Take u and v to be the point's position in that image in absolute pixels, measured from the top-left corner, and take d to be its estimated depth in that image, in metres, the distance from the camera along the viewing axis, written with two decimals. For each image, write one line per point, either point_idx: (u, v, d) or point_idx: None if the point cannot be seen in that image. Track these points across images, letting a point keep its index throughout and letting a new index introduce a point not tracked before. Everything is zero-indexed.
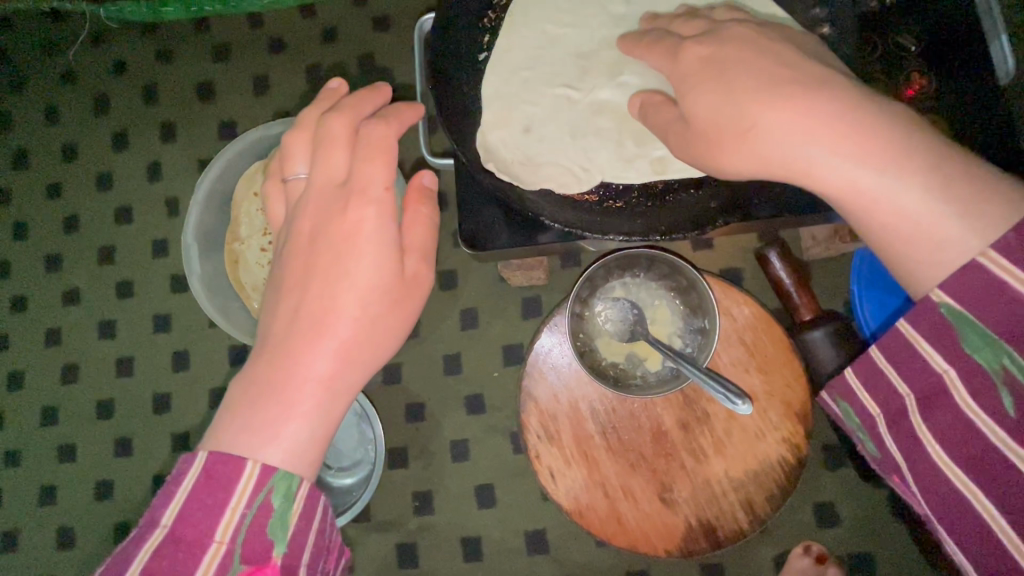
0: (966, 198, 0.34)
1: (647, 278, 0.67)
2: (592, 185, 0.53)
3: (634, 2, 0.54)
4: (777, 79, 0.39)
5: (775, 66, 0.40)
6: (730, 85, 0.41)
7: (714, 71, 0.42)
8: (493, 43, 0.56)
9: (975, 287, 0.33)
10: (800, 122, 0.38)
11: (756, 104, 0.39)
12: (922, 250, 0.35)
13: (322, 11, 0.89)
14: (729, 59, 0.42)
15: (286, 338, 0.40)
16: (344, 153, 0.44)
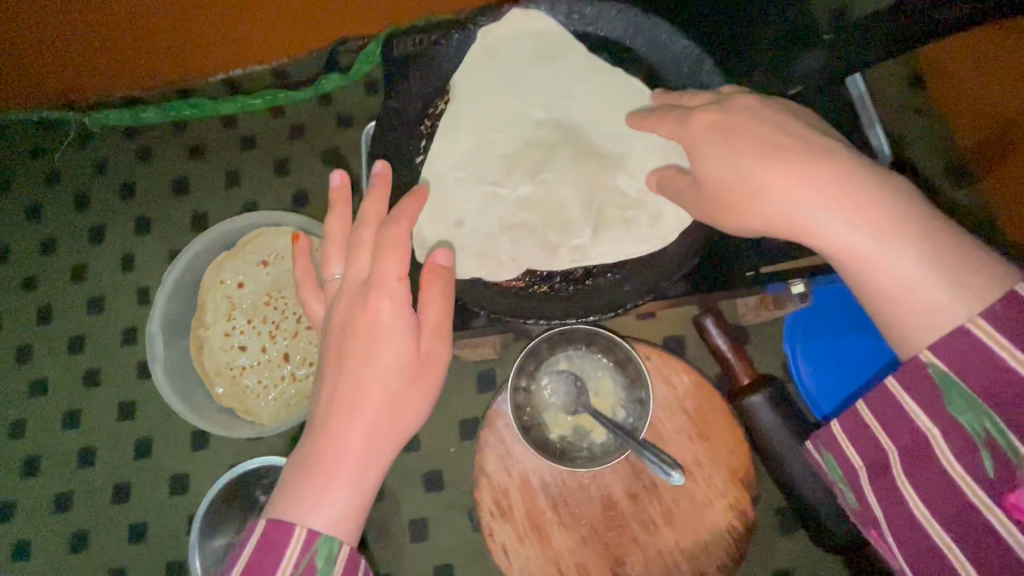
0: (956, 268, 0.35)
1: (589, 351, 0.70)
2: (518, 273, 0.58)
3: (552, 108, 0.61)
4: (778, 143, 0.40)
5: (776, 131, 0.41)
6: (732, 148, 0.41)
7: (721, 134, 0.43)
8: (429, 146, 0.62)
9: (960, 350, 0.34)
10: (800, 184, 0.38)
11: (756, 167, 0.40)
12: (914, 314, 0.36)
13: (290, 111, 0.97)
14: (738, 123, 0.42)
15: (323, 418, 0.41)
16: (368, 255, 0.44)
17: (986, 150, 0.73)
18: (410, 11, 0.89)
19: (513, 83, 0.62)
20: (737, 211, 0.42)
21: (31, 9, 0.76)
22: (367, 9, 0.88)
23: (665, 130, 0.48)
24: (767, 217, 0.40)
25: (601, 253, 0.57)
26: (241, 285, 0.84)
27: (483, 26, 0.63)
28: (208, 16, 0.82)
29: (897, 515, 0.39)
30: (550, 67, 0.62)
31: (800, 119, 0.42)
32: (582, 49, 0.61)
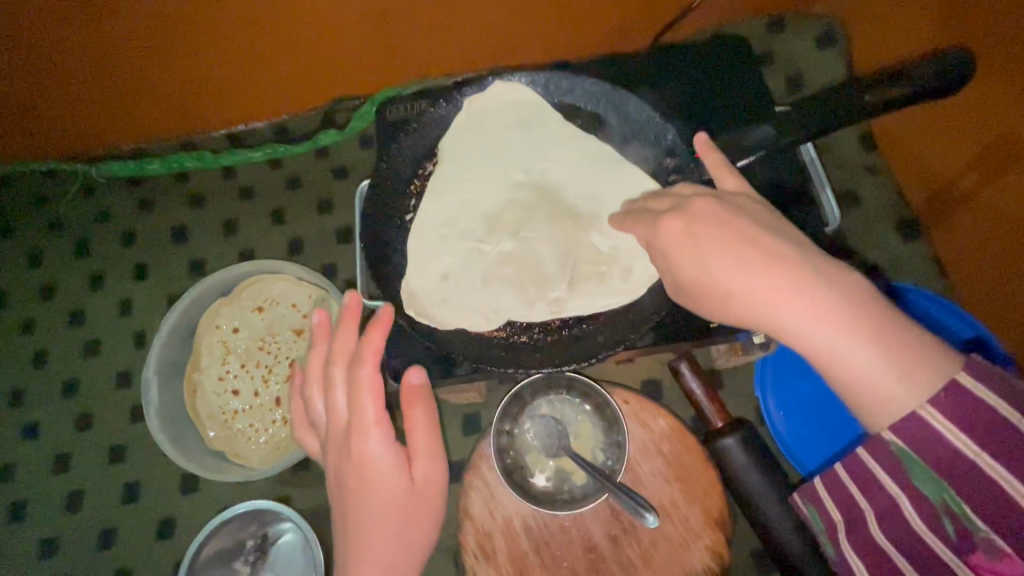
0: (907, 367, 0.41)
1: (570, 396, 0.73)
2: (500, 324, 0.61)
3: (532, 171, 0.67)
4: (748, 255, 0.44)
5: (745, 242, 0.45)
6: (706, 260, 0.45)
7: (695, 245, 0.46)
8: (418, 205, 0.67)
9: (919, 434, 0.41)
10: (770, 296, 0.43)
11: (730, 279, 0.44)
12: (877, 406, 0.42)
13: (287, 164, 1.02)
14: (707, 233, 0.46)
15: (343, 560, 0.50)
16: (343, 397, 0.52)
17: (934, 206, 0.79)
18: (404, 74, 0.96)
19: (496, 146, 0.68)
20: (717, 311, 0.47)
21: (52, 70, 0.83)
22: (363, 72, 0.95)
23: (642, 232, 0.53)
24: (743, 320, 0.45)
25: (577, 306, 0.61)
26: (236, 330, 0.87)
27: (468, 95, 0.69)
28: (224, 73, 0.89)
29: (878, 560, 0.46)
30: (530, 134, 0.68)
31: (765, 224, 0.46)
32: (559, 118, 0.67)
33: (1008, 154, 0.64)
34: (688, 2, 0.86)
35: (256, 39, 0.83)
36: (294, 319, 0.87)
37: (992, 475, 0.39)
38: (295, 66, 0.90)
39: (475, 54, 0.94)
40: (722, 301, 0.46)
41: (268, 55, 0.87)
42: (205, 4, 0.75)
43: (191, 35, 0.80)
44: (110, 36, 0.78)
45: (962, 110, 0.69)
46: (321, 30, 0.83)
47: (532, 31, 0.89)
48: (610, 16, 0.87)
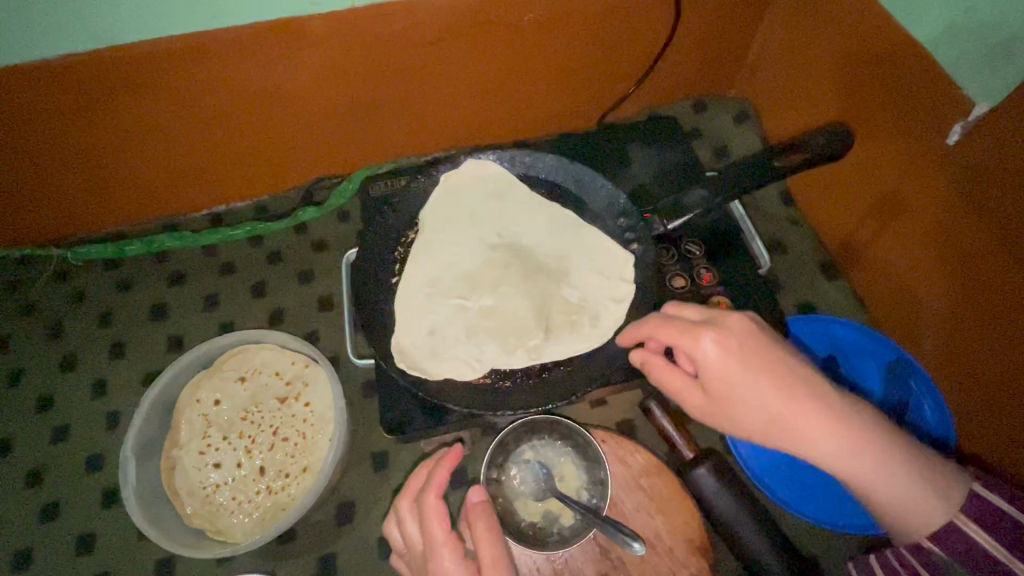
0: (920, 474, 0.53)
1: (551, 440, 0.78)
2: (485, 371, 0.66)
3: (504, 235, 0.75)
4: (788, 384, 0.52)
5: (783, 373, 0.52)
6: (755, 389, 0.52)
7: (741, 367, 0.52)
8: (403, 269, 0.74)
9: (930, 515, 0.53)
10: (816, 422, 0.51)
11: (780, 406, 0.52)
12: (906, 508, 0.53)
13: (268, 240, 1.07)
14: (750, 356, 0.53)
15: None
16: (414, 522, 0.60)
17: (847, 248, 0.92)
18: (381, 154, 1.05)
19: (471, 214, 0.76)
20: (762, 434, 0.53)
21: (53, 167, 0.90)
22: (345, 156, 1.04)
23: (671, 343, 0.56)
24: (792, 441, 0.52)
25: (554, 350, 0.67)
26: (218, 402, 0.88)
27: (444, 171, 0.79)
28: (223, 158, 0.97)
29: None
30: (501, 204, 0.77)
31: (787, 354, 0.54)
32: (526, 188, 0.77)
33: (896, 205, 0.80)
34: (624, 89, 1.02)
35: (257, 133, 0.94)
36: (277, 387, 0.89)
37: (967, 530, 0.52)
38: (291, 152, 1.00)
39: (444, 137, 1.04)
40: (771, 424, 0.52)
41: (268, 142, 0.96)
42: (232, 97, 0.86)
43: (211, 124, 0.90)
44: (118, 134, 0.87)
45: (859, 168, 0.85)
46: (320, 121, 0.94)
47: (494, 115, 1.02)
48: (562, 97, 1.01)
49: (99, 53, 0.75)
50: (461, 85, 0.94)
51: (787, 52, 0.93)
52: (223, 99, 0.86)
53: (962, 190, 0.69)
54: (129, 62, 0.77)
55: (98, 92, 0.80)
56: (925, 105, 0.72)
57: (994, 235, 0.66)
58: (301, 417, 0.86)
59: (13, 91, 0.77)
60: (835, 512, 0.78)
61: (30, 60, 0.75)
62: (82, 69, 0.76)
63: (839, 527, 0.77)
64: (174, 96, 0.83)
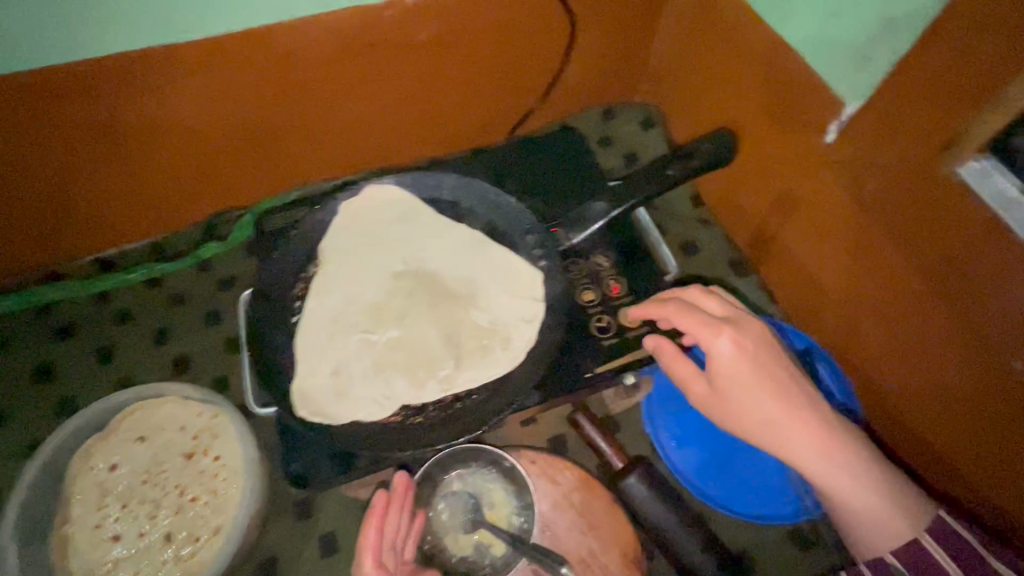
0: (904, 506, 0.55)
1: (479, 467, 0.75)
2: (394, 409, 0.63)
3: (409, 262, 0.73)
4: (789, 390, 0.57)
5: (790, 380, 0.58)
6: (756, 386, 0.57)
7: (755, 369, 0.58)
8: (303, 306, 0.69)
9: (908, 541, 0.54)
10: (803, 425, 0.56)
11: (774, 408, 0.57)
12: (879, 530, 0.55)
13: (168, 281, 1.00)
14: (760, 360, 0.58)
15: None
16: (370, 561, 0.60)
17: (754, 245, 0.95)
18: (285, 182, 1.00)
19: (374, 242, 0.73)
20: (751, 431, 0.58)
21: None
22: (248, 185, 0.98)
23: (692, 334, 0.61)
24: (779, 439, 0.57)
25: (466, 378, 0.64)
26: (115, 467, 0.80)
27: (343, 198, 0.75)
28: (114, 198, 0.90)
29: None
30: (407, 229, 0.74)
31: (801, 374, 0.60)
32: (430, 210, 0.75)
33: (789, 201, 0.83)
34: (531, 102, 1.02)
35: (156, 167, 0.87)
36: (182, 442, 0.82)
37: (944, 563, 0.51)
38: (192, 185, 0.93)
39: (352, 160, 1.00)
40: (761, 421, 0.57)
41: (164, 176, 0.90)
42: (120, 130, 0.79)
43: (101, 160, 0.83)
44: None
45: (756, 168, 0.88)
46: (221, 149, 0.89)
47: (402, 135, 0.99)
48: (468, 112, 0.99)
49: None
50: (363, 105, 0.91)
51: (682, 60, 0.96)
52: (111, 132, 0.79)
53: (841, 185, 0.73)
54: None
55: None
56: (804, 105, 0.75)
57: (872, 226, 0.70)
58: (210, 473, 0.80)
59: None
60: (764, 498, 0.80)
61: None
62: None
63: (744, 514, 0.80)
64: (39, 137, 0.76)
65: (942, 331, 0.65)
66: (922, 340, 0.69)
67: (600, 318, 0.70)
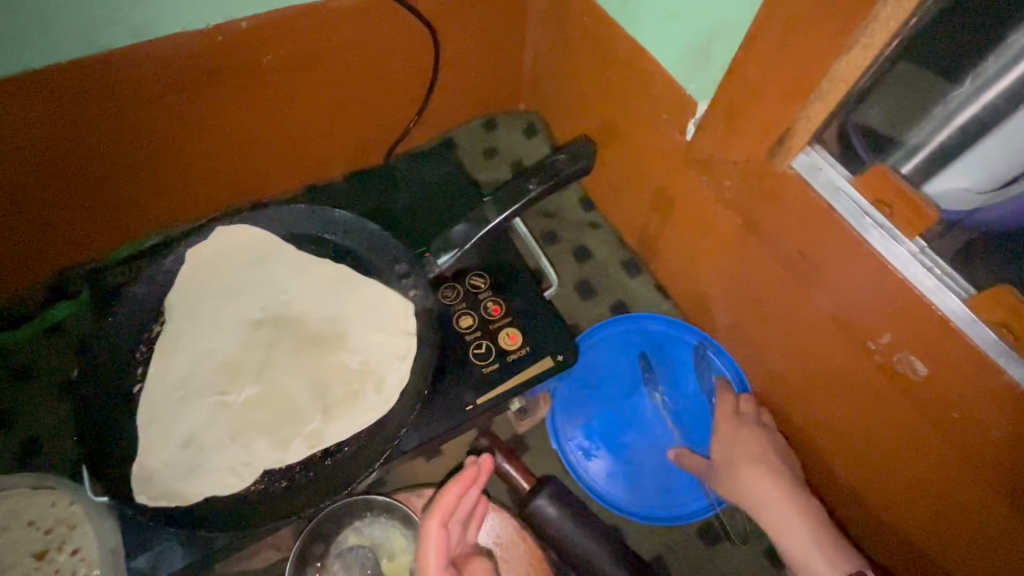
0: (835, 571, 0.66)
1: (375, 517, 0.70)
2: (257, 476, 0.57)
3: (269, 307, 0.67)
4: (769, 459, 0.75)
5: (770, 454, 0.75)
6: (748, 453, 0.75)
7: (730, 437, 0.77)
8: (147, 371, 0.62)
9: None
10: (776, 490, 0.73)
11: (768, 470, 0.74)
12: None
13: (9, 355, 0.87)
14: (745, 433, 0.77)
15: None
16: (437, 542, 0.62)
17: (641, 246, 0.96)
18: (140, 227, 0.90)
19: (227, 290, 0.67)
20: (742, 495, 0.74)
21: None
22: (93, 240, 0.87)
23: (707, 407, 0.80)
24: (769, 499, 0.72)
25: (336, 430, 0.59)
26: None
27: (189, 244, 0.68)
28: None
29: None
30: (263, 273, 0.68)
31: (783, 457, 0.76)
32: (290, 248, 0.69)
33: (665, 202, 0.85)
34: (406, 119, 0.98)
35: None
36: (33, 541, 0.71)
37: None
38: (20, 250, 0.81)
39: (215, 196, 0.93)
40: (748, 481, 0.74)
41: None
42: None
43: None
44: None
45: (631, 170, 0.89)
46: (49, 206, 0.78)
47: (267, 163, 0.92)
48: (338, 134, 0.94)
49: None
50: (215, 138, 0.83)
51: (553, 66, 0.95)
52: None
53: (703, 185, 0.74)
54: None
55: None
56: (663, 106, 0.76)
57: (734, 221, 0.71)
58: (69, 571, 0.70)
59: None
60: (674, 500, 0.81)
61: None
62: None
63: (652, 518, 0.80)
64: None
65: (806, 317, 0.68)
66: (793, 328, 0.71)
67: (478, 344, 0.67)
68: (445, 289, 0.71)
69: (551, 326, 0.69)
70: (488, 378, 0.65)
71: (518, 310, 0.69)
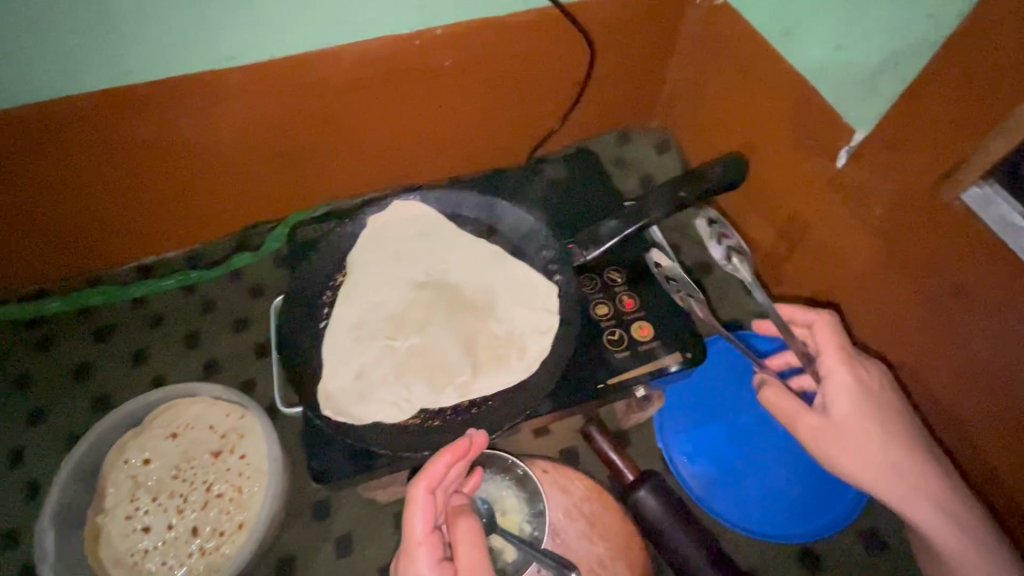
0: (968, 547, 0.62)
1: (491, 473, 0.77)
2: (414, 412, 0.66)
3: (431, 273, 0.76)
4: (888, 427, 0.65)
5: (888, 419, 0.66)
6: (870, 421, 0.66)
7: (857, 404, 0.66)
8: (331, 312, 0.73)
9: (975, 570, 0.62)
10: (902, 463, 0.64)
11: (892, 442, 0.65)
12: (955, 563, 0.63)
13: (200, 288, 1.04)
14: (870, 396, 0.67)
15: None
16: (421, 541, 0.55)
17: (766, 269, 0.98)
18: (312, 198, 1.05)
19: (398, 253, 0.77)
20: (863, 471, 0.65)
21: None
22: (280, 202, 1.03)
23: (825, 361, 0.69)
24: (897, 477, 0.64)
25: (482, 385, 0.67)
26: (145, 461, 0.84)
27: (371, 213, 0.80)
28: (151, 211, 0.95)
29: None
30: (428, 243, 0.78)
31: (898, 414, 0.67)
32: (451, 226, 0.79)
33: (802, 225, 0.86)
34: (551, 124, 1.06)
35: (193, 183, 0.93)
36: (211, 441, 0.86)
37: None
38: (224, 201, 0.99)
39: (378, 178, 1.05)
40: (872, 454, 0.65)
41: (200, 194, 0.95)
42: (166, 149, 0.85)
43: (142, 175, 0.88)
44: (41, 189, 0.85)
45: (768, 191, 0.91)
46: (255, 169, 0.94)
47: (427, 154, 1.04)
48: (491, 133, 1.04)
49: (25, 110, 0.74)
50: (391, 127, 0.96)
51: (697, 86, 0.99)
52: (156, 151, 0.85)
53: (851, 210, 0.75)
54: (53, 118, 0.76)
55: (19, 148, 0.78)
56: (815, 132, 0.78)
57: (880, 251, 0.73)
58: (236, 471, 0.84)
59: None
60: (828, 495, 0.82)
61: None
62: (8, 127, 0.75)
63: (766, 535, 0.81)
64: (93, 151, 0.82)
65: (956, 354, 0.67)
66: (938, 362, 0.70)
67: (612, 332, 0.73)
68: (585, 278, 0.77)
69: (683, 326, 0.73)
70: (621, 363, 0.71)
71: (652, 306, 0.75)
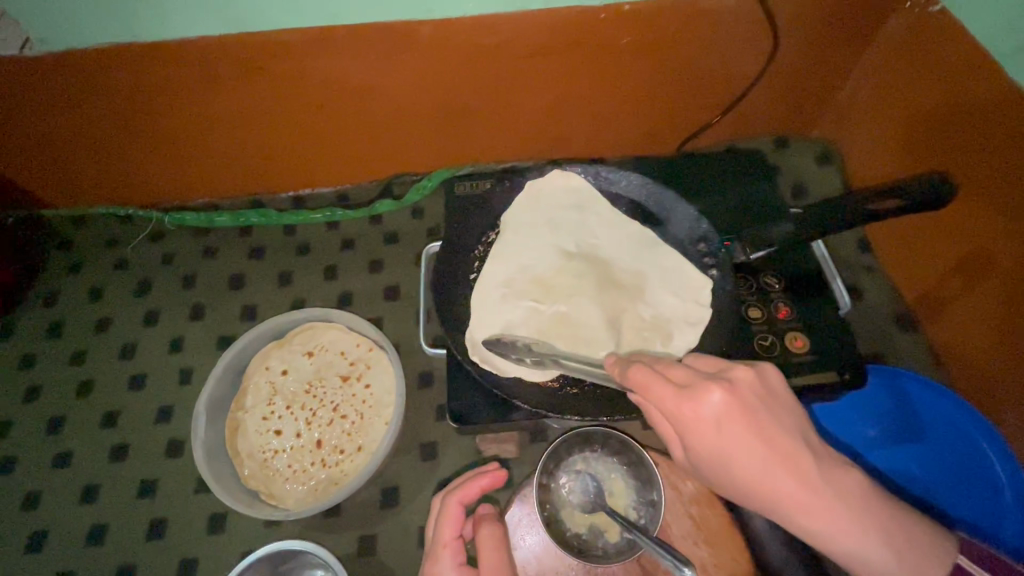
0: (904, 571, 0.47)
1: (603, 453, 0.78)
2: (554, 375, 0.68)
3: (582, 245, 0.77)
4: (762, 463, 0.46)
5: (759, 447, 0.46)
6: (734, 465, 0.47)
7: (712, 441, 0.47)
8: (481, 267, 0.76)
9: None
10: (792, 503, 0.46)
11: (775, 484, 0.46)
12: None
13: (344, 226, 1.11)
14: (734, 423, 0.46)
15: None
16: (446, 546, 0.62)
17: (928, 304, 0.91)
18: (460, 157, 1.09)
19: (552, 220, 0.79)
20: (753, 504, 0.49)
21: (172, 135, 0.96)
22: (429, 156, 1.08)
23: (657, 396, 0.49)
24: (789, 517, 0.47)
25: None
26: (283, 371, 0.93)
27: (530, 178, 0.82)
28: (311, 145, 1.02)
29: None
30: (580, 215, 0.79)
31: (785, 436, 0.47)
32: (606, 203, 0.79)
33: (984, 264, 0.78)
34: (709, 116, 1.03)
35: (353, 125, 0.98)
36: (340, 366, 0.93)
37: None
38: (376, 145, 1.04)
39: (525, 146, 1.07)
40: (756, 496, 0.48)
41: (357, 136, 1.01)
42: (339, 89, 0.90)
43: (307, 110, 0.94)
44: (225, 111, 0.92)
45: (946, 222, 0.83)
46: (411, 119, 0.98)
47: (578, 130, 1.04)
48: (647, 118, 1.02)
49: (228, 37, 0.80)
50: (552, 97, 0.96)
51: (885, 99, 0.92)
52: (328, 90, 0.90)
53: None
54: (247, 49, 0.82)
55: (216, 71, 0.85)
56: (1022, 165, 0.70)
57: None
58: (361, 398, 0.90)
59: (148, 69, 0.84)
60: None
61: (174, 38, 0.80)
62: (212, 52, 0.82)
63: None
64: (269, 82, 0.88)
65: None
66: None
67: (764, 337, 0.70)
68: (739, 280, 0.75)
69: (844, 346, 0.70)
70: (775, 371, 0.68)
71: (809, 320, 0.72)
